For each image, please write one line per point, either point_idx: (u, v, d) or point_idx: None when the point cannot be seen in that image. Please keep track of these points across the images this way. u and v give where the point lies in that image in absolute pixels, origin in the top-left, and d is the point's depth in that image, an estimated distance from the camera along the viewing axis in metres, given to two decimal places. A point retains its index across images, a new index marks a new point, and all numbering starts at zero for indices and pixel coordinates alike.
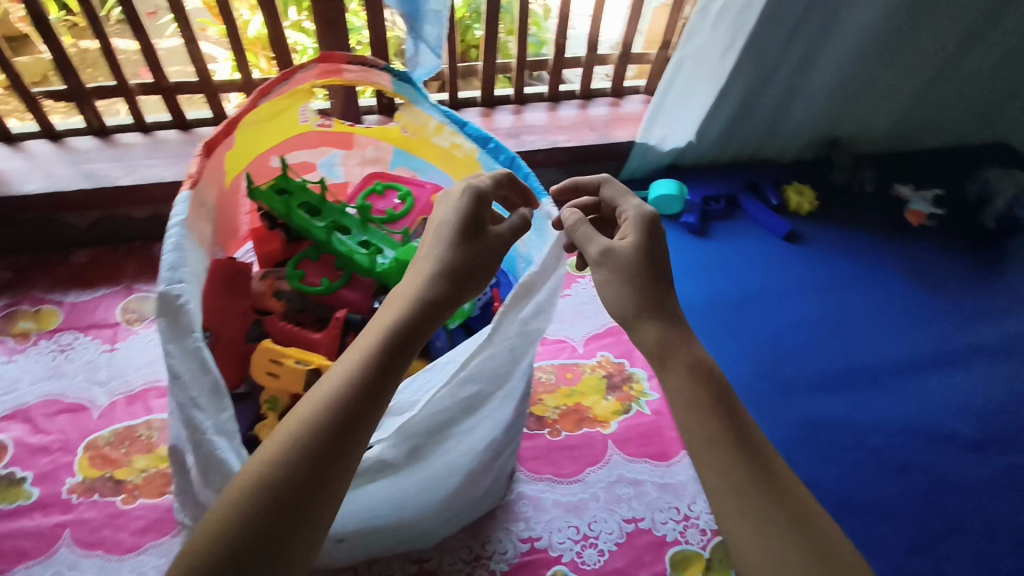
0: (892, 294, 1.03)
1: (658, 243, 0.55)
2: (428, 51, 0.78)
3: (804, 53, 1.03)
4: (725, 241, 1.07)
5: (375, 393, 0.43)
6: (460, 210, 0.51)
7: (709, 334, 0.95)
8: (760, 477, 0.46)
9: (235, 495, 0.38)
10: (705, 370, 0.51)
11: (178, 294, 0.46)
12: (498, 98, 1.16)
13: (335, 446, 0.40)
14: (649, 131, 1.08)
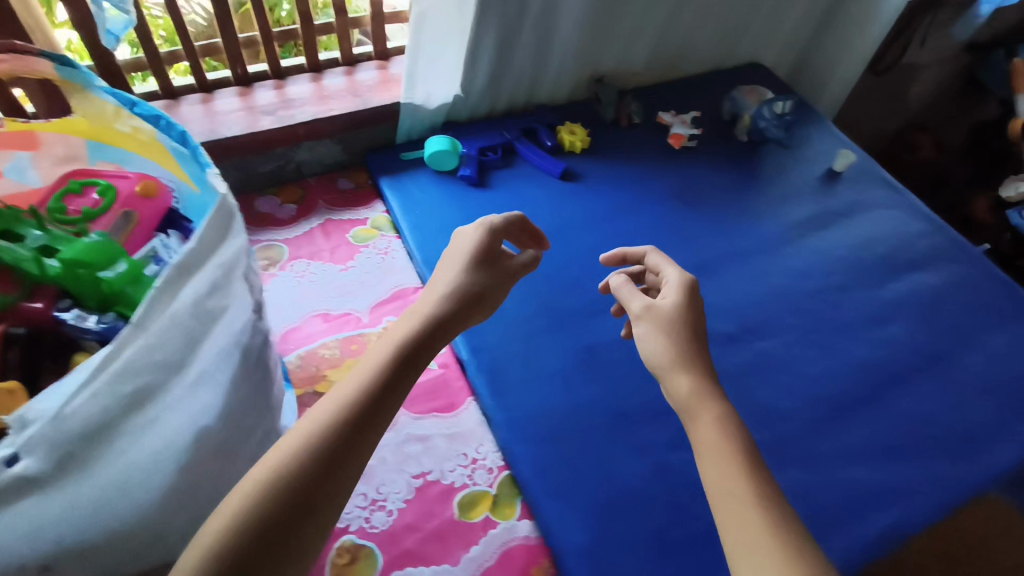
0: (659, 214, 1.12)
1: (693, 305, 0.68)
2: (113, 7, 0.75)
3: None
4: (504, 189, 1.10)
5: (383, 405, 0.54)
6: (476, 241, 0.71)
7: None
8: (743, 467, 0.52)
9: (251, 481, 0.46)
10: (703, 385, 0.60)
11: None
12: (253, 75, 1.09)
13: (347, 441, 0.49)
14: (413, 94, 1.06)
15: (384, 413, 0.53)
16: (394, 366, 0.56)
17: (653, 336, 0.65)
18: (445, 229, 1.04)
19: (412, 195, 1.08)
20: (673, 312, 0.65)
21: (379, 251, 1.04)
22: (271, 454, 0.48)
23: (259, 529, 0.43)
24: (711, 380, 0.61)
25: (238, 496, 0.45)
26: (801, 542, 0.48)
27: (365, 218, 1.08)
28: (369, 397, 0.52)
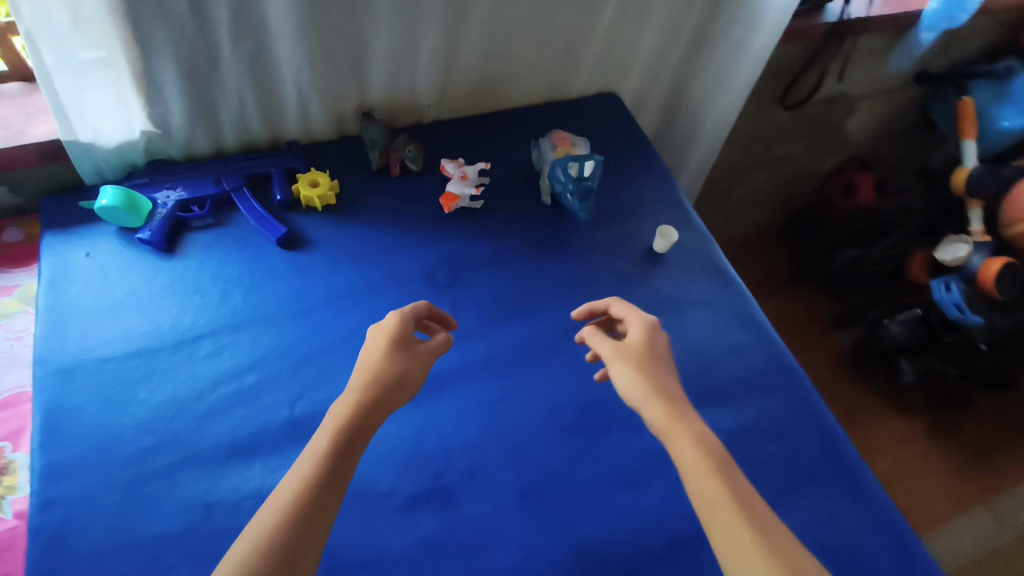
0: (397, 302, 0.87)
1: (654, 342, 0.74)
2: None
3: (244, 23, 0.79)
4: (200, 258, 0.87)
5: (342, 458, 0.59)
6: (392, 328, 0.70)
7: (116, 390, 0.75)
8: (713, 467, 0.60)
9: (271, 513, 0.53)
10: (669, 414, 0.66)
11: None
12: None
13: (309, 498, 0.55)
14: (71, 131, 0.80)
15: (354, 453, 0.59)
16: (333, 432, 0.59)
17: (636, 391, 0.69)
18: (95, 310, 0.81)
19: (73, 257, 0.84)
20: (644, 356, 0.71)
21: (9, 335, 0.81)
22: (274, 501, 0.54)
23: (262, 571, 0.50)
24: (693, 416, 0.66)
25: (282, 502, 0.54)
26: (773, 538, 0.56)
27: (14, 285, 0.85)
28: (327, 459, 0.57)
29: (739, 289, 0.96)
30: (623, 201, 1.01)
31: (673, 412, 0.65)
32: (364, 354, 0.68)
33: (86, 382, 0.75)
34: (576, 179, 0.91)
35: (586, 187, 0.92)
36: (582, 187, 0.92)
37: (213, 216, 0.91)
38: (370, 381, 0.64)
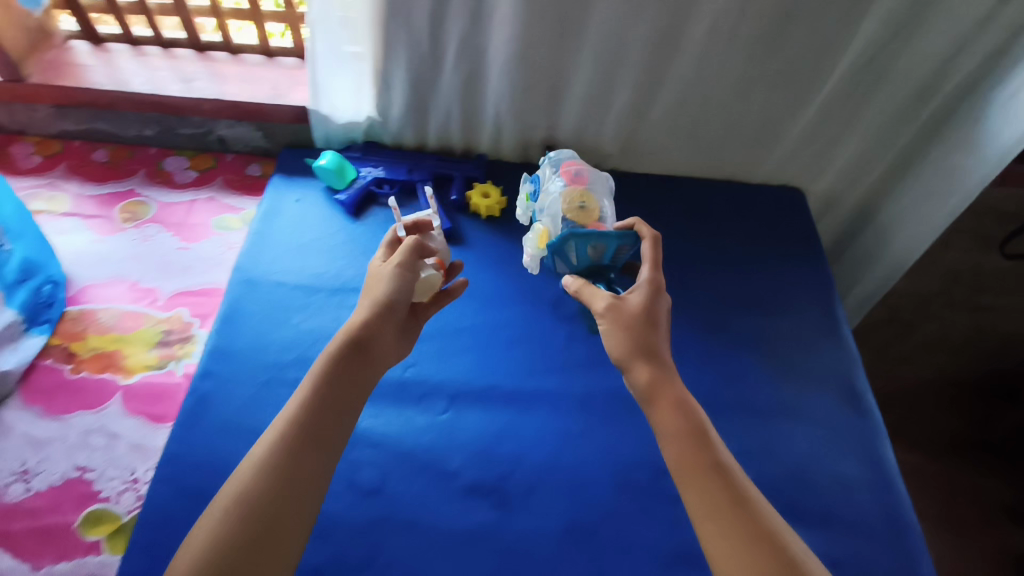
0: (516, 319, 0.95)
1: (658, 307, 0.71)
2: None
3: (465, 39, 0.94)
4: (374, 227, 1.02)
5: (343, 392, 0.62)
6: (392, 265, 0.70)
7: (279, 314, 0.91)
8: (699, 433, 0.62)
9: (263, 448, 0.56)
10: (651, 350, 0.67)
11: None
12: (207, 44, 1.11)
13: (309, 439, 0.57)
14: (316, 103, 1.00)
15: (350, 387, 0.62)
16: (355, 338, 0.64)
17: (615, 343, 0.69)
18: (286, 246, 0.99)
19: (286, 200, 1.04)
20: (633, 311, 0.69)
21: (223, 245, 1.01)
22: (267, 438, 0.57)
23: (274, 496, 0.53)
24: (659, 350, 0.68)
25: (277, 443, 0.56)
26: (745, 506, 0.58)
27: (242, 207, 1.07)
28: (321, 399, 0.60)
29: (871, 420, 0.89)
30: (763, 296, 1.00)
31: (658, 364, 0.67)
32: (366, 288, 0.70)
33: (260, 300, 0.93)
34: (592, 262, 0.84)
35: (605, 270, 0.85)
36: (604, 270, 0.85)
37: (399, 197, 1.06)
38: (396, 299, 0.68)
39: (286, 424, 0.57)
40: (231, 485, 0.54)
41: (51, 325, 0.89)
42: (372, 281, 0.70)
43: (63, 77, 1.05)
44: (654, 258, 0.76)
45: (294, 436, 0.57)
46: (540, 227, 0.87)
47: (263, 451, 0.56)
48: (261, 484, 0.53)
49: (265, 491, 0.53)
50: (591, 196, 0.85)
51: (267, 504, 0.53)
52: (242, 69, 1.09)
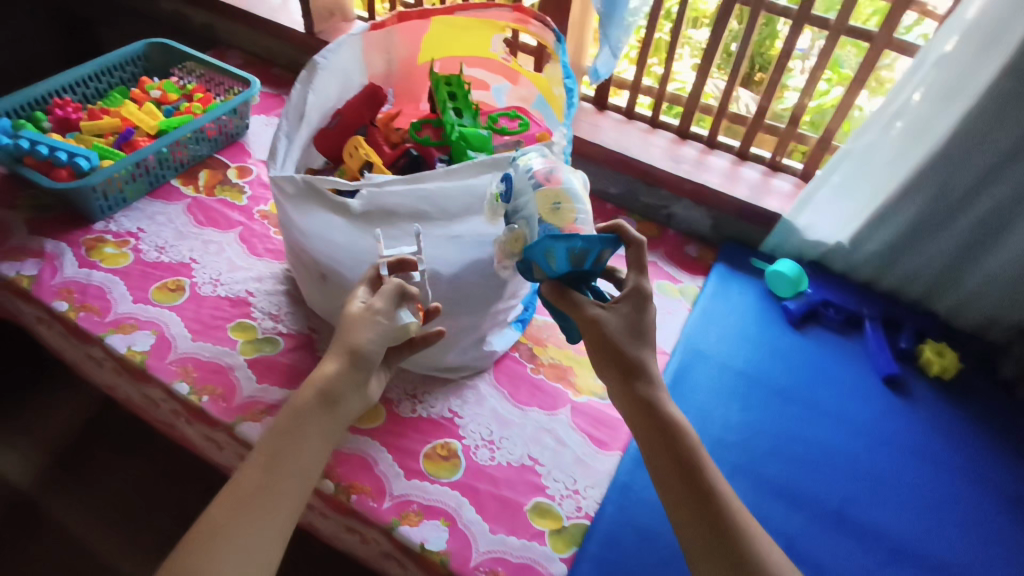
0: (968, 499, 0.86)
1: (644, 319, 0.71)
2: (608, 51, 1.04)
3: (1000, 205, 0.92)
4: (813, 344, 1.03)
5: (299, 440, 0.62)
6: (359, 310, 0.67)
7: (722, 398, 0.95)
8: (689, 462, 0.65)
9: (215, 510, 0.58)
10: (636, 366, 0.68)
11: (319, 61, 0.76)
12: (692, 134, 1.25)
13: (257, 504, 0.58)
14: (796, 213, 1.07)
15: (306, 438, 0.62)
16: (329, 386, 0.64)
17: (605, 369, 0.70)
18: (729, 332, 1.04)
19: (730, 290, 1.10)
20: (582, 310, 0.69)
21: (666, 308, 1.08)
22: (220, 501, 0.59)
23: (233, 526, 0.57)
24: (646, 365, 0.68)
25: (230, 500, 0.58)
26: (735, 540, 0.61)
27: (680, 279, 1.14)
28: (277, 456, 0.61)
29: None
30: None
31: (631, 376, 0.68)
32: (339, 333, 0.67)
33: (703, 372, 0.98)
34: (576, 268, 0.70)
35: (589, 276, 0.72)
36: (585, 277, 0.72)
37: (840, 324, 1.06)
38: (360, 350, 0.65)
39: (232, 485, 0.59)
40: (180, 548, 0.56)
41: (523, 324, 1.00)
42: (345, 328, 0.67)
43: (576, 130, 1.25)
44: (640, 265, 0.72)
45: (257, 471, 0.60)
46: (515, 227, 0.71)
47: (233, 488, 0.59)
48: (225, 508, 0.58)
49: (224, 528, 0.57)
50: (563, 186, 0.70)
51: (232, 530, 0.57)
52: (721, 167, 1.19)
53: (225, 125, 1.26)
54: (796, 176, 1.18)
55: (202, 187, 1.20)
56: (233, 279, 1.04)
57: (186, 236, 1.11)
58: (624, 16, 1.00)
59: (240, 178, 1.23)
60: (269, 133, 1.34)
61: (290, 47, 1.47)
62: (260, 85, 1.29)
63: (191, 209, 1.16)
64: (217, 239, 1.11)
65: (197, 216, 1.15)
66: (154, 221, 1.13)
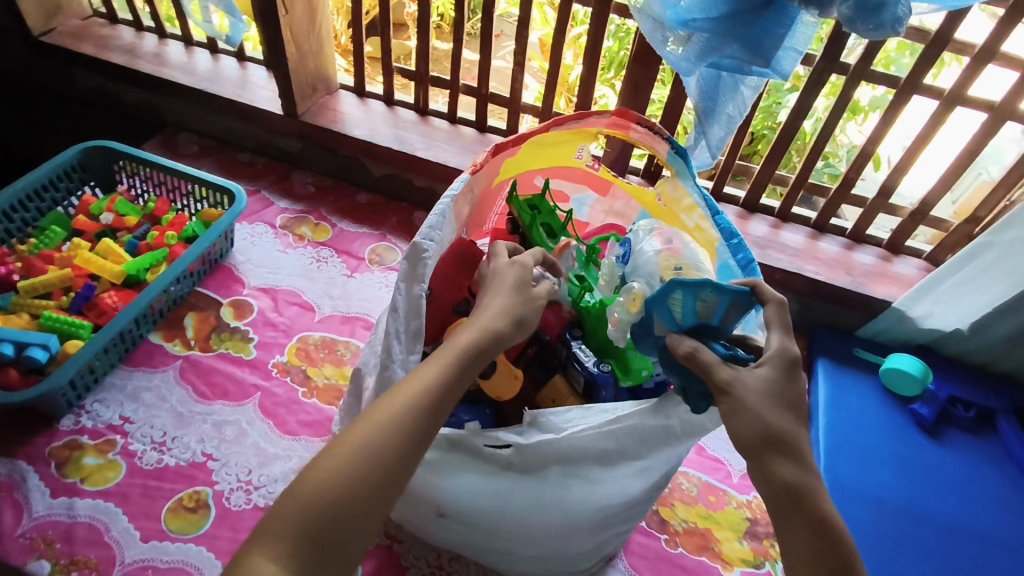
0: None
1: (797, 386, 0.49)
2: (706, 148, 0.79)
3: None
4: (953, 452, 0.93)
5: (444, 404, 0.49)
6: (516, 280, 0.58)
7: (891, 543, 0.84)
8: (842, 571, 0.45)
9: (338, 467, 0.46)
10: (779, 435, 0.47)
11: (424, 246, 0.56)
12: (760, 206, 1.13)
13: (391, 467, 0.47)
14: (908, 302, 0.98)
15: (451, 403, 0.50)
16: (494, 343, 0.53)
17: (740, 446, 0.48)
18: (864, 457, 0.92)
19: (845, 394, 0.98)
20: (709, 365, 0.49)
21: None
22: (351, 451, 0.47)
23: (367, 485, 0.46)
24: (796, 440, 0.47)
25: (362, 458, 0.46)
26: None
27: None
28: (420, 413, 0.48)
29: None
30: None
31: (771, 452, 0.47)
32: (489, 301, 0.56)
33: (857, 506, 0.87)
34: (698, 322, 0.55)
35: (713, 341, 0.55)
36: (713, 335, 0.56)
37: (970, 421, 0.97)
38: (529, 322, 0.55)
39: (364, 442, 0.47)
40: (299, 490, 0.45)
41: None
42: (495, 296, 0.56)
43: None
44: (785, 325, 0.52)
45: (406, 420, 0.48)
46: (635, 287, 0.62)
47: (365, 439, 0.47)
48: (363, 466, 0.46)
49: (354, 473, 0.46)
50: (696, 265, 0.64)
51: (363, 489, 0.46)
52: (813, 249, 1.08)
53: (209, 253, 0.99)
54: (881, 246, 1.09)
55: (193, 339, 0.94)
56: (268, 477, 0.80)
57: (187, 420, 0.85)
58: (723, 110, 0.77)
59: (238, 319, 0.97)
60: (259, 246, 1.08)
61: (262, 128, 1.21)
62: (245, 194, 1.02)
63: (185, 374, 0.90)
64: (231, 416, 0.86)
65: (194, 384, 0.89)
66: (140, 403, 0.86)
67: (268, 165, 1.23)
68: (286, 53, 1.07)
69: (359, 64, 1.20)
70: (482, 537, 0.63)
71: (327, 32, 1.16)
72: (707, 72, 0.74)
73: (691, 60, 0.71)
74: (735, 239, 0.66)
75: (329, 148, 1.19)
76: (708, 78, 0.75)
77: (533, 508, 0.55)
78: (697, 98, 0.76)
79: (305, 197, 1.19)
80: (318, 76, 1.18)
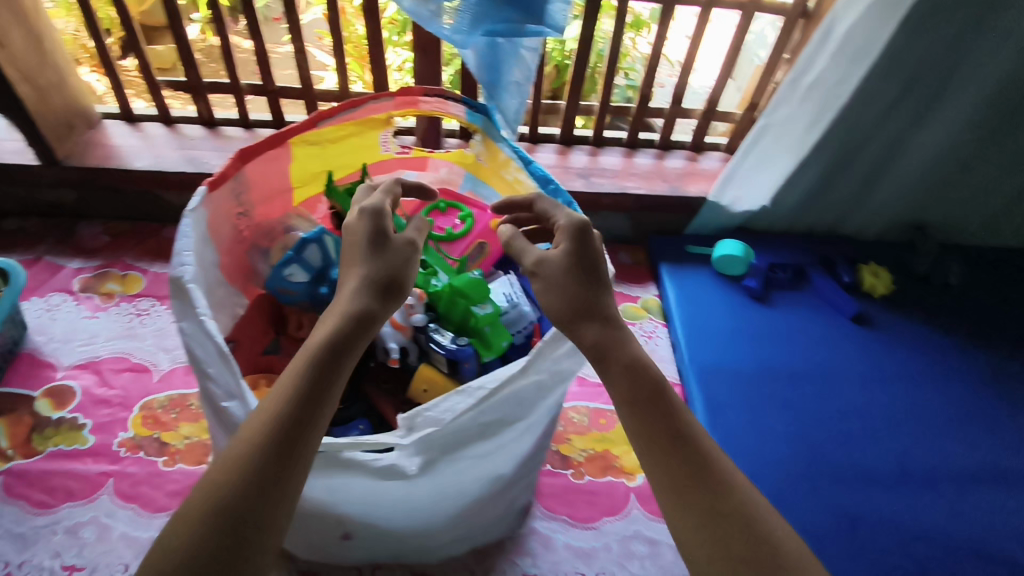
0: (968, 397, 0.96)
1: (586, 250, 0.53)
2: (505, 120, 0.79)
3: (896, 135, 0.99)
4: (784, 311, 1.05)
5: (295, 437, 0.42)
6: (353, 234, 0.51)
7: (752, 406, 0.93)
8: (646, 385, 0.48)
9: (175, 537, 0.38)
10: (572, 280, 0.51)
11: (183, 275, 0.51)
12: (575, 138, 1.18)
13: (238, 515, 0.39)
14: (720, 193, 1.07)
15: (312, 435, 0.42)
16: (346, 332, 0.46)
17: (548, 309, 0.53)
18: (719, 340, 1.00)
19: (689, 289, 1.06)
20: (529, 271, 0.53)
21: (645, 333, 1.03)
22: (187, 509, 0.39)
23: (201, 558, 0.37)
24: (599, 302, 0.51)
25: (189, 517, 0.38)
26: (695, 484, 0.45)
27: (636, 295, 1.09)
28: (263, 448, 0.41)
29: None
30: None
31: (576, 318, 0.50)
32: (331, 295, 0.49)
33: (721, 384, 0.94)
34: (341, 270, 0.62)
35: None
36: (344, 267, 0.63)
37: (790, 280, 1.10)
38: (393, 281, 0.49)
39: (202, 498, 0.39)
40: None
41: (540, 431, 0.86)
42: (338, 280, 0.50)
43: None
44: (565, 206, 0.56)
45: (249, 460, 0.40)
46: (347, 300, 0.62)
47: (205, 492, 0.39)
48: (211, 526, 0.38)
49: (190, 551, 0.37)
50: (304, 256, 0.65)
51: (191, 571, 0.36)
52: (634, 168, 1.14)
53: None
54: (687, 148, 1.19)
55: (9, 448, 0.80)
56: None
57: (30, 539, 0.73)
58: (509, 79, 0.75)
59: (59, 409, 0.85)
60: (61, 319, 0.94)
61: (18, 185, 1.03)
62: (21, 267, 0.87)
63: (12, 489, 0.77)
64: (85, 517, 0.75)
65: (26, 496, 0.76)
66: None
67: (42, 225, 1.06)
68: (19, 94, 0.92)
69: (117, 87, 1.05)
70: (387, 540, 0.62)
71: (66, 59, 1.00)
72: (481, 43, 0.71)
73: (464, 32, 0.70)
74: (555, 188, 0.67)
75: (112, 188, 1.05)
76: (486, 49, 0.72)
77: (430, 496, 0.55)
78: (480, 74, 0.74)
79: (100, 249, 1.04)
80: (71, 111, 1.03)
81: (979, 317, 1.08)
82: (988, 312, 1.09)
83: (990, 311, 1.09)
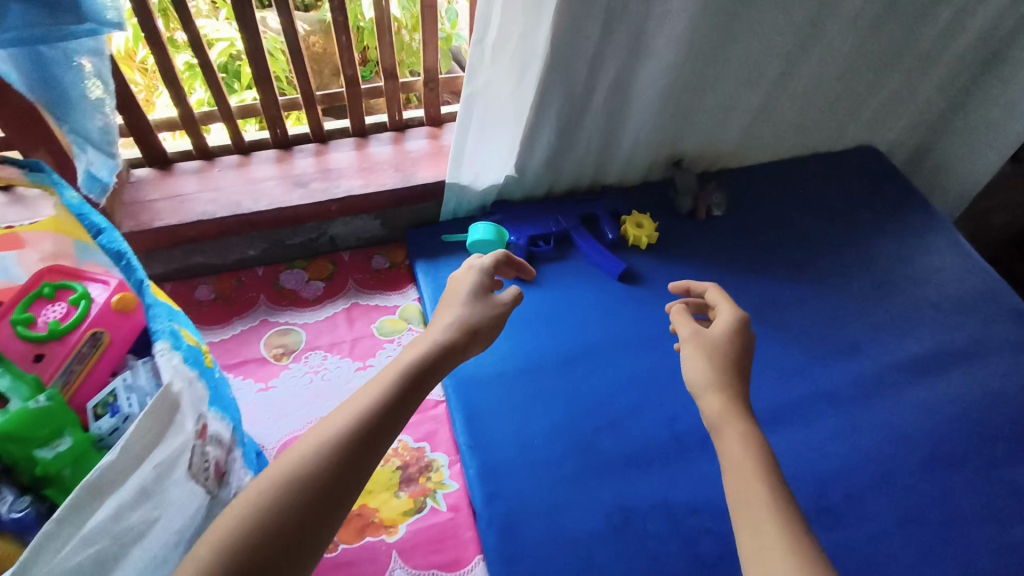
0: None
1: (745, 345, 0.59)
2: (95, 147, 0.68)
3: (616, 76, 0.90)
4: (550, 287, 0.96)
5: (367, 454, 0.46)
6: (471, 284, 0.61)
7: (520, 408, 0.84)
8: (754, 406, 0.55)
9: (229, 525, 0.40)
10: (727, 342, 0.59)
11: None
12: (293, 138, 1.01)
13: (308, 502, 0.42)
14: (455, 176, 0.94)
15: (377, 450, 0.47)
16: (429, 369, 0.53)
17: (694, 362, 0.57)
18: None
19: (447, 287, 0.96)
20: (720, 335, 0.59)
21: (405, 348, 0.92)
22: (253, 493, 0.42)
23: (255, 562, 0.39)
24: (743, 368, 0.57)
25: (248, 505, 0.41)
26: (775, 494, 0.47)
27: (395, 305, 0.97)
28: (344, 449, 0.45)
29: None
30: (903, 253, 1.06)
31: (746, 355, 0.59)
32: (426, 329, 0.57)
33: (485, 391, 0.85)
34: None
35: None
36: None
37: (555, 251, 1.02)
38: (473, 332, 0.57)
39: (281, 482, 0.42)
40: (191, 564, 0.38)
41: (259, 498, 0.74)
42: (437, 319, 0.58)
43: (153, 216, 0.89)
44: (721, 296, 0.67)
45: (330, 454, 0.44)
46: None
47: (282, 482, 0.42)
48: (289, 514, 0.41)
49: (255, 538, 0.40)
50: None
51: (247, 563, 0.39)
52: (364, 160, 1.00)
53: None
54: (424, 123, 1.05)
55: None
56: None
57: None
58: (76, 92, 0.63)
59: None
60: None
61: None
62: None
63: None
64: None
65: None
66: None
67: None
68: None
69: None
70: None
71: None
72: (13, 50, 0.58)
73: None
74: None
75: None
76: (23, 56, 0.59)
77: None
78: (33, 94, 0.62)
79: None
80: None
81: (745, 245, 1.05)
82: (752, 236, 1.07)
83: (754, 235, 1.07)
